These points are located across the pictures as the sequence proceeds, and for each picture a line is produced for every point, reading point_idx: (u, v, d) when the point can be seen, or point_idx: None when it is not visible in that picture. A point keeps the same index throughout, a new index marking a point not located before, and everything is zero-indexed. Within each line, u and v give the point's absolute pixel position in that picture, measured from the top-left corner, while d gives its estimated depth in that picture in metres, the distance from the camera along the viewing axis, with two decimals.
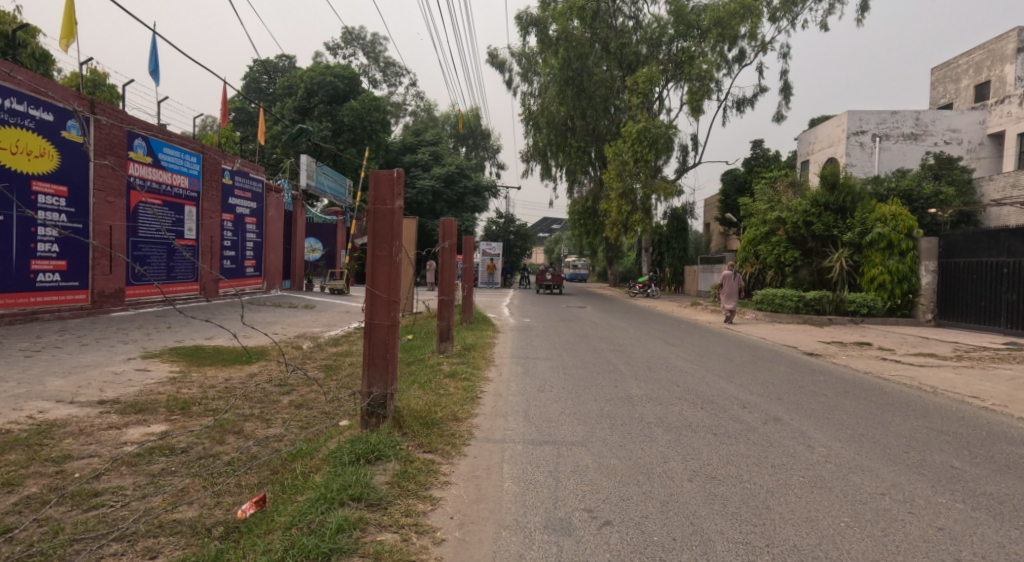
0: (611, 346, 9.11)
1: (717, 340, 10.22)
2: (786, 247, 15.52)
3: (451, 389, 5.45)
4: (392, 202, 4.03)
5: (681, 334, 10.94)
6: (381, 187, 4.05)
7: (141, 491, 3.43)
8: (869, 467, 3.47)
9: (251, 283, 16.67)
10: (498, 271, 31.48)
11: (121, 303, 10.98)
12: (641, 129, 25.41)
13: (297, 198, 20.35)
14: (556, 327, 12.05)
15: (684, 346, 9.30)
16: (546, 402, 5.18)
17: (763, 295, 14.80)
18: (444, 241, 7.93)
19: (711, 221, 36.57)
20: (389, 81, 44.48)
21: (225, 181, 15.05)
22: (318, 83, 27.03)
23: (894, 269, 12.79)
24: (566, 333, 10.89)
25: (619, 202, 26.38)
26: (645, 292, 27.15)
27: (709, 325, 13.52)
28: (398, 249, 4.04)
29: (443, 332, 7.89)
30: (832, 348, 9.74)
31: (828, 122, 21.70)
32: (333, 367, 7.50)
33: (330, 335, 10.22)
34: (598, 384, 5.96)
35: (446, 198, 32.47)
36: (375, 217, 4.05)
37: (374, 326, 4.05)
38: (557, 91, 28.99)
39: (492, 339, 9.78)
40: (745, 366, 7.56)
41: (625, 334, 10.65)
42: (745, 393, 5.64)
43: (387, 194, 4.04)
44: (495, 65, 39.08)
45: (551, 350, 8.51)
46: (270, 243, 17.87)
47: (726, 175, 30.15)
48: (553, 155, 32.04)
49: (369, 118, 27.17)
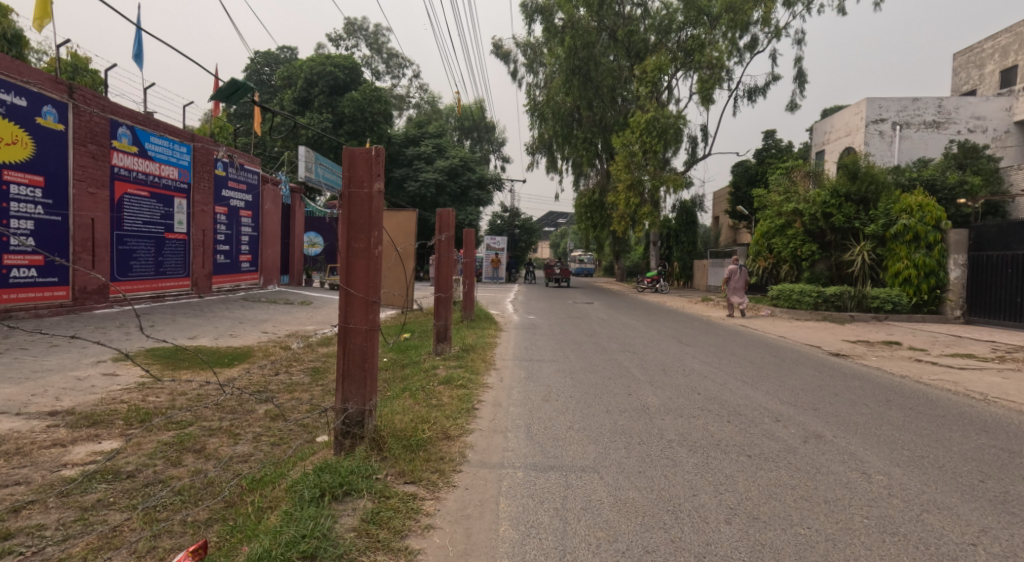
0: (622, 347, 8.48)
1: (734, 339, 9.58)
2: (803, 240, 14.87)
3: (444, 400, 4.85)
4: (369, 185, 3.42)
5: (695, 333, 10.32)
6: (356, 167, 3.43)
7: (64, 531, 2.82)
8: (946, 505, 2.85)
9: (246, 279, 16.14)
10: (503, 266, 30.86)
11: (106, 300, 10.44)
12: (650, 119, 24.66)
13: (296, 190, 19.79)
14: (562, 325, 11.43)
15: (700, 346, 8.67)
16: (551, 415, 4.58)
17: (779, 291, 14.16)
18: (441, 234, 7.31)
19: (720, 214, 35.84)
20: (392, 73, 43.88)
21: (218, 172, 14.48)
22: (318, 74, 26.44)
23: (920, 263, 12.13)
24: (573, 332, 10.28)
25: (627, 194, 25.67)
26: (653, 287, 26.50)
27: (724, 322, 12.87)
28: (377, 241, 3.43)
29: (439, 332, 7.28)
30: (859, 348, 9.10)
31: (845, 110, 20.92)
32: (321, 370, 6.92)
33: (323, 334, 9.65)
34: (609, 392, 5.35)
35: (450, 191, 31.88)
36: (350, 203, 3.44)
37: (349, 331, 3.46)
38: (564, 81, 28.30)
39: (495, 338, 9.19)
40: (769, 368, 6.93)
41: (636, 332, 10.04)
42: (776, 403, 5.02)
43: (363, 175, 3.42)
44: (500, 56, 38.38)
45: (558, 351, 7.90)
46: (267, 237, 17.33)
47: (737, 167, 29.32)
48: (560, 147, 31.25)
49: (369, 109, 26.51)
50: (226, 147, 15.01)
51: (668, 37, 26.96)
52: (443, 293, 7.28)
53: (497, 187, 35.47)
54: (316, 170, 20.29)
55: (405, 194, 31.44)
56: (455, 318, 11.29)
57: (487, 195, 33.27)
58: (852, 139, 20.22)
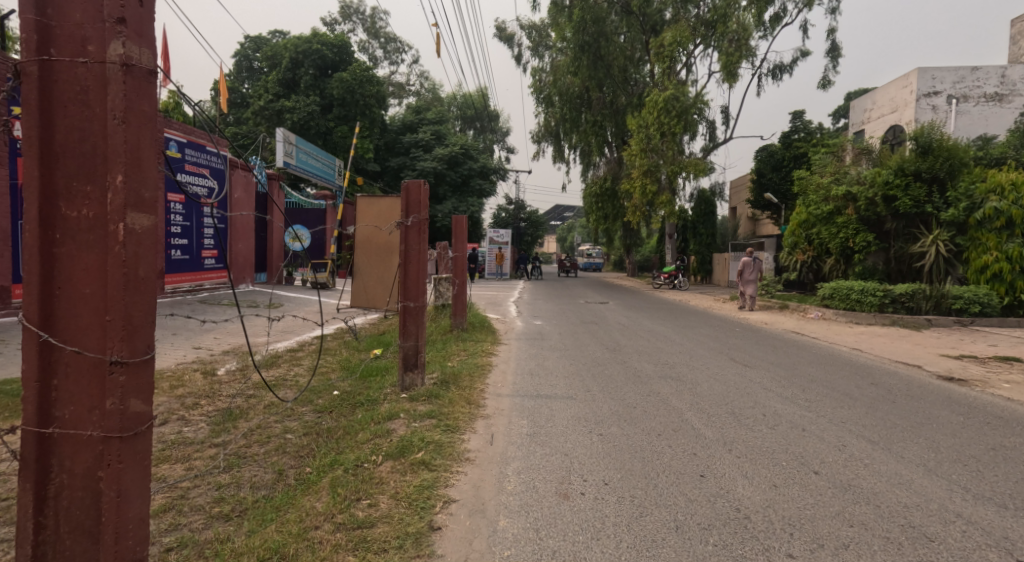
0: (659, 369, 6.35)
1: (801, 356, 7.45)
2: (856, 228, 12.72)
3: (380, 506, 2.71)
4: (100, 68, 1.48)
5: (745, 347, 8.16)
6: (66, 14, 1.49)
7: None
8: None
9: (211, 277, 14.05)
10: (508, 261, 28.70)
11: (7, 305, 8.43)
12: (667, 98, 22.30)
13: (274, 177, 17.73)
14: (575, 334, 9.31)
15: (763, 368, 6.54)
16: (576, 544, 2.45)
17: (832, 288, 11.95)
18: (406, 214, 5.11)
19: (738, 204, 33.70)
20: (391, 59, 41.75)
21: (170, 153, 12.37)
22: (304, 52, 24.26)
23: (1014, 255, 10.19)
24: (590, 344, 8.15)
25: (642, 181, 23.34)
26: (671, 283, 24.40)
27: (772, 329, 10.71)
28: (125, 205, 1.50)
29: (407, 359, 5.15)
30: (969, 366, 6.96)
31: (889, 84, 18.69)
32: (236, 415, 4.79)
33: (270, 352, 7.56)
34: (669, 477, 3.21)
35: (449, 180, 29.91)
36: (56, 108, 1.50)
37: (59, 449, 1.56)
38: (572, 58, 26.07)
39: (491, 356, 7.12)
40: (883, 408, 4.78)
41: (671, 347, 7.92)
42: (973, 502, 2.87)
43: (84, 25, 1.48)
44: (503, 39, 36.21)
45: (573, 378, 5.77)
46: (237, 230, 15.19)
47: (761, 152, 27.11)
48: (566, 134, 29.48)
49: (360, 90, 24.37)
50: (181, 124, 12.95)
51: (687, 10, 24.55)
52: (411, 305, 5.18)
53: (501, 177, 33.37)
54: (296, 154, 18.53)
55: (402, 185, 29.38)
56: (444, 325, 9.21)
57: (490, 185, 31.10)
58: (900, 116, 17.91)
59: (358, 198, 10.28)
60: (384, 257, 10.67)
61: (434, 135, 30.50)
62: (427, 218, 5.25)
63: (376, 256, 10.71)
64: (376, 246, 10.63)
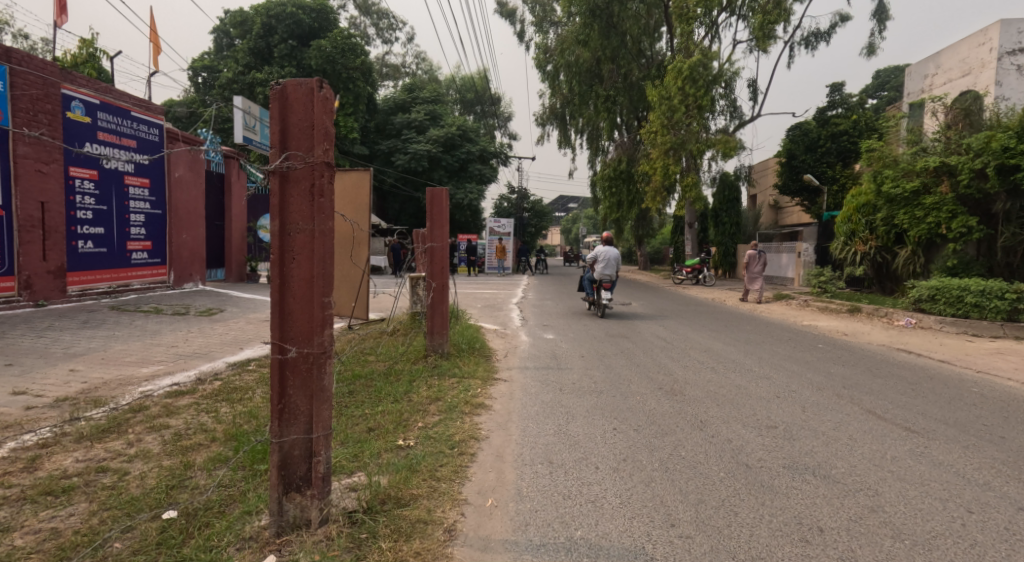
0: (769, 448, 3.58)
1: (972, 403, 4.75)
2: (954, 210, 10.45)
3: None
4: (439, 218, 6.07)
5: (866, 384, 5.38)
6: (293, 111, 2.36)
7: None
8: None
9: (140, 275, 11.27)
10: (510, 254, 25.78)
11: None
12: (693, 65, 19.39)
13: (232, 154, 15.00)
14: (604, 357, 6.52)
15: (946, 437, 3.79)
16: None
17: (932, 288, 9.27)
18: (274, 152, 2.34)
19: (763, 191, 30.87)
20: (383, 38, 38.86)
21: (75, 115, 9.56)
22: (277, 17, 21.47)
23: None
24: (634, 379, 5.41)
25: (663, 161, 20.44)
26: (695, 278, 21.63)
27: (867, 344, 7.98)
28: (279, 187, 2.35)
29: (288, 469, 2.40)
30: None
31: (960, 43, 16.05)
32: None
33: (134, 397, 4.81)
34: None
35: (445, 165, 27.12)
36: (286, 183, 2.36)
37: (289, 284, 2.39)
38: (582, 26, 23.29)
39: (482, 408, 4.40)
40: None
41: (760, 388, 5.16)
42: None
43: (288, 118, 2.36)
44: (505, 14, 33.41)
45: (634, 483, 3.04)
46: (179, 218, 12.34)
47: (792, 130, 24.35)
48: (573, 114, 26.74)
49: (342, 61, 21.55)
50: (92, 80, 10.04)
51: None
52: (285, 359, 2.38)
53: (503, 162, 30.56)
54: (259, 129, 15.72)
55: (394, 169, 26.57)
56: (417, 348, 6.47)
57: (491, 170, 28.29)
58: (976, 78, 15.15)
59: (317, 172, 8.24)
60: (348, 248, 8.23)
61: (428, 115, 27.82)
62: (330, 159, 2.43)
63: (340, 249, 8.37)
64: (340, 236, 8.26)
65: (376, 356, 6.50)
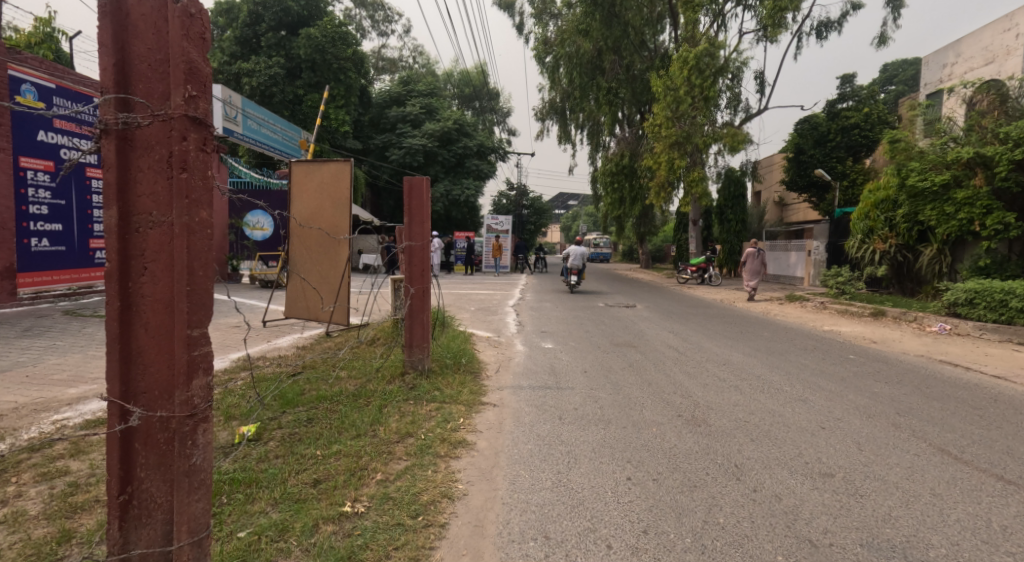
0: (833, 513, 2.73)
1: None
2: (990, 205, 9.63)
3: None
4: (422, 212, 5.24)
5: (923, 410, 4.53)
6: (141, 38, 1.53)
7: None
8: None
9: None
10: (507, 252, 24.93)
11: None
12: (700, 54, 18.49)
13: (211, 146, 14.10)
14: (609, 373, 5.66)
15: None
16: None
17: (970, 291, 8.45)
18: (105, 99, 1.49)
19: (770, 187, 29.96)
20: (379, 30, 37.89)
21: (25, 100, 8.66)
22: (265, 4, 20.56)
23: None
24: (648, 405, 4.54)
25: (667, 155, 19.57)
26: (700, 277, 20.80)
27: (902, 355, 7.15)
28: (121, 162, 1.52)
29: None
30: None
31: (983, 30, 15.18)
32: None
33: (38, 430, 3.93)
34: None
35: (441, 161, 26.29)
36: (135, 154, 1.53)
37: (137, 313, 1.56)
38: (583, 15, 22.30)
39: (466, 447, 3.57)
40: None
41: (800, 417, 4.30)
42: None
43: (136, 50, 1.53)
44: (503, 5, 32.47)
45: None
46: None
47: (800, 123, 23.49)
48: (573, 108, 25.86)
49: (332, 50, 20.66)
50: (47, 62, 9.17)
51: None
52: (128, 426, 1.57)
53: (501, 158, 29.71)
54: (242, 120, 14.83)
55: (388, 164, 25.69)
56: (395, 362, 5.61)
57: (489, 166, 27.45)
58: (999, 66, 14.30)
59: (292, 163, 7.41)
60: (328, 250, 7.38)
61: (424, 109, 26.94)
62: (201, 112, 1.58)
63: (316, 250, 7.52)
64: (316, 236, 7.43)
65: (347, 372, 5.62)
